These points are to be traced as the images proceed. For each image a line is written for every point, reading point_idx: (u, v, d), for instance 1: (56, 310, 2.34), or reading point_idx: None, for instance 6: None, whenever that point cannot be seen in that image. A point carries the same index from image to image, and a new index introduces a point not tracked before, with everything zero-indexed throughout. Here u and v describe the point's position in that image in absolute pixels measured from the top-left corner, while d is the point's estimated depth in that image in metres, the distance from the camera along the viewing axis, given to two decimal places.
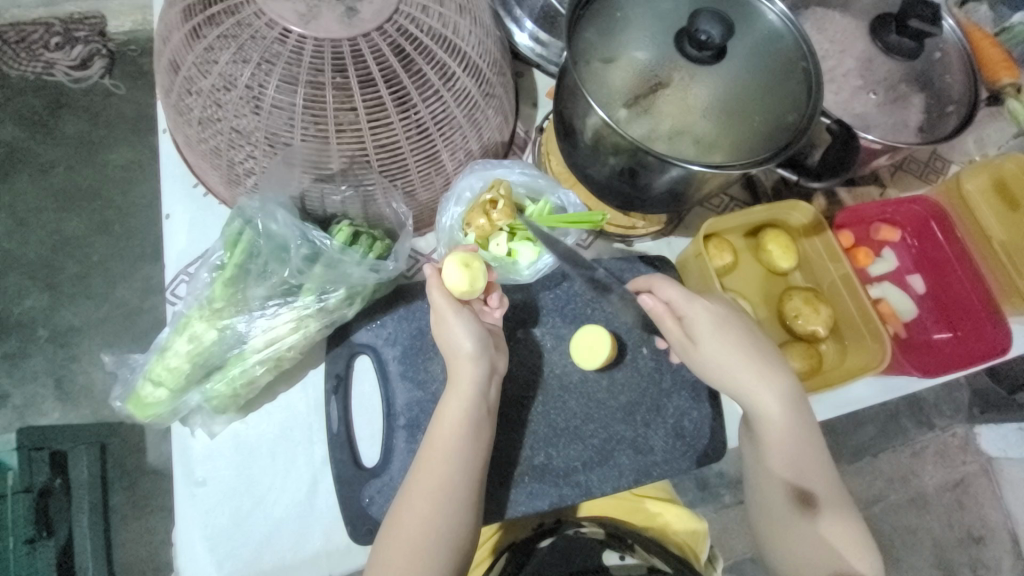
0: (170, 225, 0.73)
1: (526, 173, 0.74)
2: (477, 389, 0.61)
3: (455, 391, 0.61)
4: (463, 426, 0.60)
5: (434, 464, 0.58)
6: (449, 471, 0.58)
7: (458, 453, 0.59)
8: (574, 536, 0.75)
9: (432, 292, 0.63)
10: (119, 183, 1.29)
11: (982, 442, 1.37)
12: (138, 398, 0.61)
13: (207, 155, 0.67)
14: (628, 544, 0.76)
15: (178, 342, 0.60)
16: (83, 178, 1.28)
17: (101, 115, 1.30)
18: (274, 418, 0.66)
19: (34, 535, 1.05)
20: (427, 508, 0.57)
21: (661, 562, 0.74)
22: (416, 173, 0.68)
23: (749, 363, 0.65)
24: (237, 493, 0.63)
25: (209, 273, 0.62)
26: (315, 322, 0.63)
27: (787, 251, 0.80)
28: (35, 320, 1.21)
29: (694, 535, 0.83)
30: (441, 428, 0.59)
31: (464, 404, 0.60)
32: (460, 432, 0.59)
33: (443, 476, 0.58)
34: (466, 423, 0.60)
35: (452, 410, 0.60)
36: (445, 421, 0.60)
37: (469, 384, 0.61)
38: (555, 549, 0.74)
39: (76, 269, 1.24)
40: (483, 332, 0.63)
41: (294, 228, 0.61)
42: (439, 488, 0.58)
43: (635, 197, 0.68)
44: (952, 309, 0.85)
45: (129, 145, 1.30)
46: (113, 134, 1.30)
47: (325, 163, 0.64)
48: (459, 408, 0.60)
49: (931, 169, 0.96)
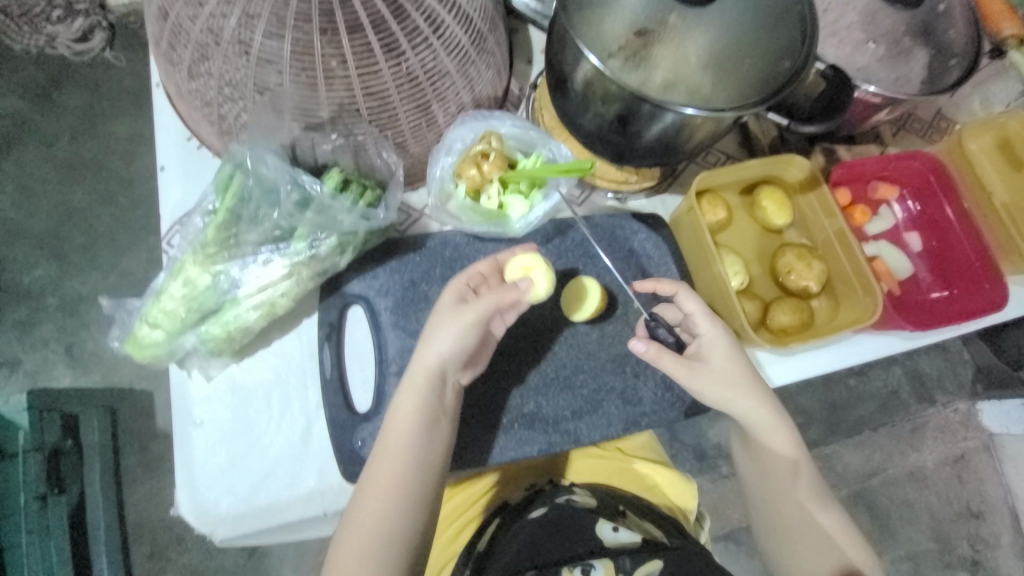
0: (164, 177, 0.74)
1: (518, 125, 0.74)
2: (432, 383, 0.60)
3: (409, 386, 0.60)
4: (412, 425, 0.59)
5: (386, 460, 0.58)
6: (397, 453, 0.58)
7: (407, 447, 0.58)
8: (564, 505, 0.73)
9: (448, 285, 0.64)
10: (121, 155, 1.30)
11: (983, 418, 1.35)
12: (136, 340, 0.63)
13: (196, 105, 0.67)
14: (619, 513, 0.74)
15: (173, 286, 0.61)
16: (86, 150, 1.29)
17: (102, 88, 1.31)
18: (269, 363, 0.68)
19: (48, 492, 1.12)
20: (383, 486, 0.57)
21: (657, 530, 0.72)
22: (406, 124, 0.68)
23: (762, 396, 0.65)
24: (233, 434, 0.65)
25: (201, 220, 0.64)
26: (307, 270, 0.64)
27: (781, 207, 0.79)
28: (44, 289, 1.24)
29: (683, 499, 0.84)
30: (394, 423, 0.59)
31: (416, 399, 0.59)
32: (412, 418, 0.59)
33: (393, 474, 0.58)
34: (418, 418, 0.59)
35: (407, 408, 0.59)
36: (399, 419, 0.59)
37: (426, 382, 0.60)
38: (546, 520, 0.72)
39: (83, 240, 1.26)
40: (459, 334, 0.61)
41: (283, 172, 0.62)
42: (389, 487, 0.57)
43: (626, 148, 0.68)
44: (948, 266, 0.84)
45: (129, 117, 1.31)
46: (116, 106, 1.31)
47: (314, 111, 0.63)
48: (408, 406, 0.59)
49: (935, 130, 0.94)
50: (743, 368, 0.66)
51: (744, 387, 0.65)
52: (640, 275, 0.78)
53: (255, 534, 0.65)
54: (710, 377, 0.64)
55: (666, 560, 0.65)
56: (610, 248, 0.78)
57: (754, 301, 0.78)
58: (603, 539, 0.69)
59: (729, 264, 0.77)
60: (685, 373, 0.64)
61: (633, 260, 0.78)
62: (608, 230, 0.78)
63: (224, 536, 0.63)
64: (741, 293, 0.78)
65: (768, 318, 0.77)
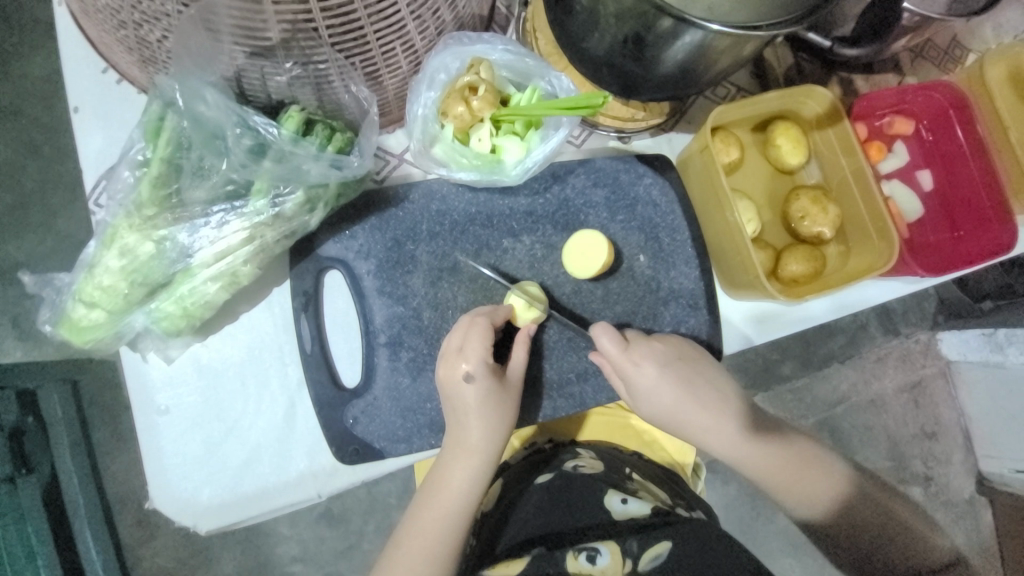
0: (79, 120, 0.61)
1: (511, 51, 0.62)
2: (482, 460, 0.60)
3: (463, 460, 0.60)
4: (463, 493, 0.60)
5: (429, 521, 0.59)
6: (447, 536, 0.59)
7: (454, 509, 0.59)
8: (572, 473, 0.71)
9: (470, 343, 0.59)
10: (41, 98, 1.04)
11: (943, 347, 1.31)
12: (72, 322, 0.54)
13: (109, 28, 0.52)
14: (627, 475, 0.73)
15: (108, 257, 0.52)
16: (1, 93, 1.03)
17: (10, 15, 1.03)
18: (238, 340, 0.60)
19: (14, 471, 0.90)
20: (426, 550, 0.58)
21: (664, 495, 0.71)
22: (378, 51, 0.54)
23: (693, 405, 0.68)
24: (206, 419, 0.59)
25: (132, 173, 0.53)
26: (271, 231, 0.55)
27: (797, 146, 0.73)
28: None
29: (682, 454, 0.82)
30: (445, 491, 0.59)
31: (470, 472, 0.60)
32: (461, 492, 0.60)
33: (432, 535, 0.59)
34: (469, 488, 0.60)
35: (457, 478, 0.60)
36: (449, 485, 0.60)
37: (480, 457, 0.60)
38: (552, 488, 0.70)
39: (10, 200, 1.04)
40: (501, 409, 0.60)
41: (229, 110, 0.52)
42: (428, 547, 0.58)
43: (638, 77, 0.58)
44: (957, 206, 0.81)
45: (46, 52, 1.04)
46: (32, 39, 1.04)
47: (260, 32, 0.48)
48: (460, 477, 0.60)
49: (949, 58, 0.86)
50: (713, 391, 0.69)
51: (685, 404, 0.68)
52: (645, 225, 0.71)
53: (243, 521, 0.61)
54: (651, 400, 0.67)
55: (675, 540, 0.61)
56: (612, 196, 0.71)
57: (765, 250, 0.73)
58: (613, 516, 0.66)
59: (742, 210, 0.71)
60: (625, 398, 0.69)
61: (638, 209, 0.71)
62: (611, 175, 0.70)
63: (210, 527, 0.58)
64: (753, 242, 0.73)
65: (779, 267, 0.73)
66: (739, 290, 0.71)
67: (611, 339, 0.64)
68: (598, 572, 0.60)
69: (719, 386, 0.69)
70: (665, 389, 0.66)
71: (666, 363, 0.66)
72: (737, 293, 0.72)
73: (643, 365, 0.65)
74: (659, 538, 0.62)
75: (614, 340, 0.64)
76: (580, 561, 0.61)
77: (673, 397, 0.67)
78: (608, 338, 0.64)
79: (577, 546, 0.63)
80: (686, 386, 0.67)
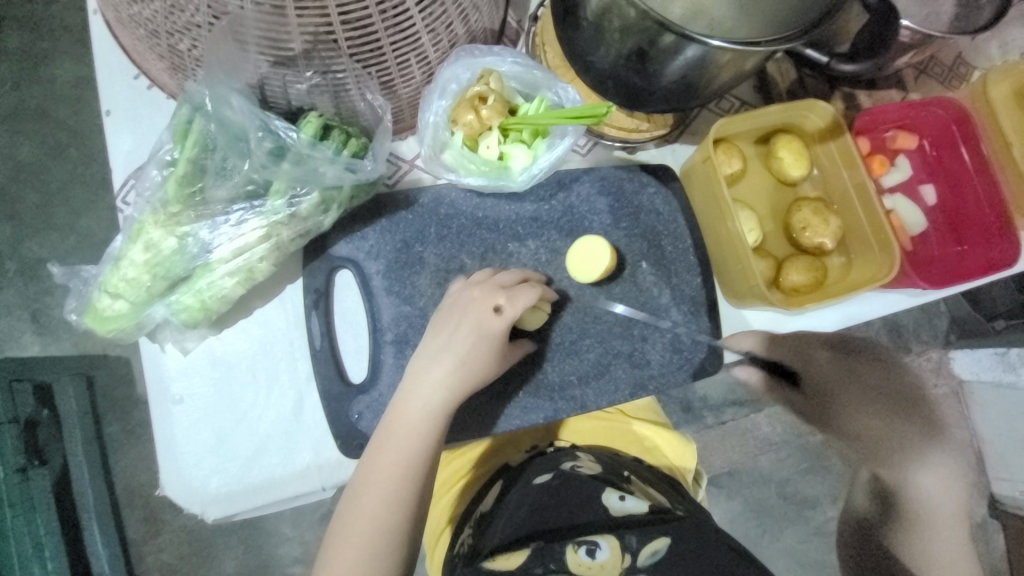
0: (110, 123, 0.64)
1: (520, 63, 0.65)
2: (448, 378, 0.59)
3: (422, 382, 0.59)
4: (427, 417, 0.58)
5: (387, 448, 0.56)
6: (406, 467, 0.56)
7: (414, 438, 0.57)
8: (570, 472, 0.72)
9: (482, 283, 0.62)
10: (70, 103, 1.09)
11: (955, 366, 1.29)
12: (96, 311, 0.56)
13: (143, 37, 0.55)
14: (626, 478, 0.73)
15: (134, 251, 0.55)
16: (32, 98, 1.09)
17: (44, 26, 1.09)
18: (251, 334, 0.62)
19: (26, 464, 0.92)
20: (383, 482, 0.55)
21: (661, 497, 0.71)
22: (394, 62, 0.57)
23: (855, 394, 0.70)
24: (217, 410, 0.61)
25: (158, 172, 0.57)
26: (287, 230, 0.57)
27: (799, 158, 0.74)
28: None
29: (683, 461, 0.81)
30: (404, 412, 0.57)
31: (429, 390, 0.58)
32: (423, 416, 0.58)
33: (389, 465, 0.56)
34: (428, 412, 0.58)
35: (416, 401, 0.58)
36: (407, 410, 0.58)
37: (444, 376, 0.59)
38: (550, 487, 0.71)
39: (37, 198, 1.08)
40: (484, 334, 0.60)
41: (252, 116, 0.55)
42: (384, 479, 0.55)
43: (642, 90, 0.60)
44: (961, 220, 0.81)
45: (79, 60, 1.10)
46: (63, 46, 1.09)
47: (284, 43, 0.51)
48: (420, 400, 0.58)
49: (955, 75, 0.87)
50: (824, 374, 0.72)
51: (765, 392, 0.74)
52: (648, 233, 0.73)
53: (248, 512, 0.62)
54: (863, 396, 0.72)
55: (673, 538, 0.64)
56: (616, 204, 0.72)
57: (767, 259, 0.74)
58: (611, 513, 0.68)
59: (744, 220, 0.72)
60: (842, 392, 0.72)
61: (641, 217, 0.73)
62: (615, 184, 0.72)
63: (216, 515, 0.60)
64: (755, 251, 0.74)
65: (780, 277, 0.74)
66: (739, 298, 0.72)
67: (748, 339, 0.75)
68: (598, 566, 0.63)
69: (850, 373, 0.72)
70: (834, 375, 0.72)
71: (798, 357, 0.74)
72: (738, 301, 0.73)
73: (813, 353, 0.74)
74: (658, 535, 0.65)
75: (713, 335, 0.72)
76: (580, 555, 0.64)
77: (844, 386, 0.71)
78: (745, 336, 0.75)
79: (578, 540, 0.65)
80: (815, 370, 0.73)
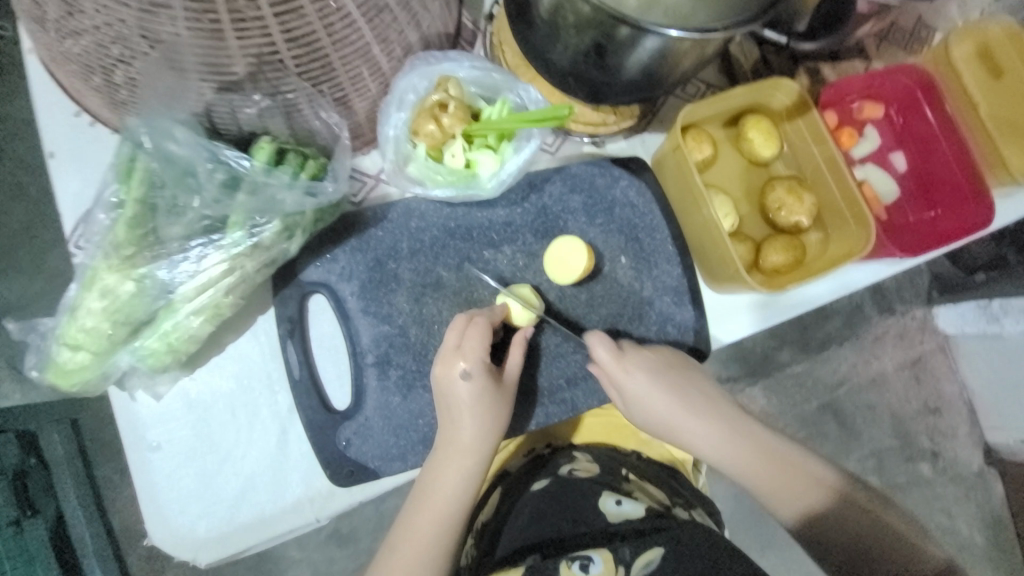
0: (55, 165, 0.61)
1: (477, 67, 0.64)
2: (472, 446, 0.59)
3: (451, 451, 0.58)
4: (458, 484, 0.58)
5: (420, 523, 0.57)
6: (441, 536, 0.57)
7: (446, 505, 0.58)
8: (568, 477, 0.71)
9: (468, 339, 0.59)
10: (21, 140, 1.04)
11: (937, 321, 1.31)
12: (58, 366, 0.54)
13: (78, 74, 0.52)
14: (624, 478, 0.73)
15: (89, 299, 0.52)
16: None
17: None
18: (226, 370, 0.60)
19: (19, 515, 0.90)
20: (421, 552, 0.56)
21: (660, 495, 0.71)
22: (345, 76, 0.55)
23: (662, 404, 0.67)
24: (199, 451, 0.59)
25: (107, 215, 0.54)
26: (250, 261, 0.55)
27: (769, 138, 0.74)
28: None
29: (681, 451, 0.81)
30: (431, 489, 0.58)
31: (461, 467, 0.59)
32: (456, 487, 0.58)
33: (423, 540, 0.57)
34: (460, 486, 0.59)
35: (445, 473, 0.58)
36: (438, 483, 0.58)
37: (470, 445, 0.59)
38: (548, 494, 0.70)
39: None
40: (484, 400, 0.59)
41: (201, 148, 0.54)
42: (420, 551, 0.56)
43: (604, 84, 0.59)
44: (932, 184, 0.81)
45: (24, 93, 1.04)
46: (9, 81, 1.04)
47: (225, 67, 0.49)
48: (451, 472, 0.58)
49: (916, 40, 0.87)
50: (661, 387, 0.66)
51: (640, 408, 0.67)
52: (624, 226, 0.72)
53: (243, 552, 0.61)
54: (647, 412, 0.67)
55: (666, 546, 0.60)
56: (590, 200, 0.71)
57: (745, 243, 0.73)
58: (607, 521, 0.66)
59: (719, 205, 0.72)
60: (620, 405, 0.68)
61: (617, 212, 0.72)
62: (587, 180, 0.71)
63: (210, 559, 0.59)
64: (732, 236, 0.73)
65: (759, 259, 0.73)
66: (721, 284, 0.71)
67: (602, 348, 0.65)
68: None
69: (677, 378, 0.67)
70: (648, 394, 0.66)
71: (653, 373, 0.66)
72: (719, 287, 0.72)
73: (633, 372, 0.65)
74: (652, 544, 0.61)
75: (602, 346, 0.65)
76: (574, 570, 0.61)
77: (660, 403, 0.66)
78: (600, 344, 0.65)
79: (571, 556, 0.62)
80: (664, 385, 0.66)
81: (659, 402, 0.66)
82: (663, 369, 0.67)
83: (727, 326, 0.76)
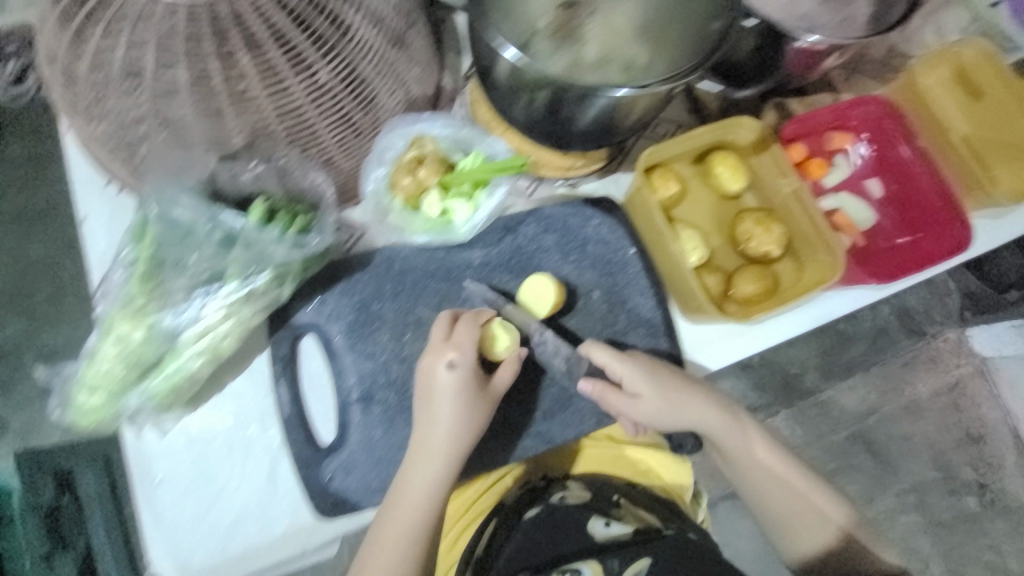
0: (88, 227, 0.70)
1: (450, 125, 0.70)
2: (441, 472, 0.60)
3: (421, 471, 0.61)
4: (422, 502, 0.60)
5: (386, 538, 0.59)
6: (406, 554, 0.58)
7: (409, 523, 0.59)
8: (559, 505, 0.71)
9: (460, 333, 0.63)
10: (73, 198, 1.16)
11: (975, 343, 1.25)
12: (77, 406, 0.61)
13: (108, 151, 0.62)
14: (615, 502, 0.73)
15: (106, 345, 0.59)
16: (37, 198, 1.15)
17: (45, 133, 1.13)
18: (224, 408, 0.66)
19: (50, 550, 1.00)
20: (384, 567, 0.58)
21: (651, 518, 0.72)
22: (330, 140, 0.63)
23: (678, 404, 0.68)
24: (196, 485, 0.64)
25: (122, 272, 0.61)
26: (245, 308, 0.62)
27: (735, 173, 0.77)
28: (18, 347, 1.12)
29: (678, 481, 0.81)
30: (397, 507, 0.60)
31: (427, 486, 0.60)
32: (420, 506, 0.60)
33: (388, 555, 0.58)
34: (424, 502, 0.60)
35: (411, 492, 0.60)
36: (404, 502, 0.60)
37: (437, 466, 0.61)
38: (539, 522, 0.69)
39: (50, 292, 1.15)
40: (470, 398, 0.61)
41: (203, 211, 0.60)
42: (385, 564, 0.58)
43: (564, 135, 0.64)
44: (910, 209, 0.82)
45: None
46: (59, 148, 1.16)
47: (226, 139, 0.58)
48: (419, 490, 0.60)
49: (888, 68, 0.89)
50: (669, 384, 0.68)
51: (656, 406, 0.67)
52: (598, 262, 0.75)
53: None
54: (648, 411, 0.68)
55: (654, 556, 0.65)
56: (564, 239, 0.75)
57: (716, 274, 0.76)
58: (597, 539, 0.68)
59: (687, 239, 0.75)
60: (626, 413, 0.68)
61: (590, 248, 0.75)
62: (560, 221, 0.75)
63: None
64: (702, 267, 0.76)
65: (732, 289, 0.75)
66: (694, 314, 0.73)
67: (608, 355, 0.68)
68: None
69: (685, 377, 0.70)
70: (657, 393, 0.67)
71: (658, 373, 0.68)
72: (694, 317, 0.74)
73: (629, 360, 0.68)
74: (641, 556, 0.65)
75: (606, 354, 0.68)
76: None
77: (674, 399, 0.68)
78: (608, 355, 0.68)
79: (564, 568, 0.65)
80: (670, 383, 0.68)
81: (667, 395, 0.68)
82: (671, 375, 0.69)
83: (706, 355, 0.77)
